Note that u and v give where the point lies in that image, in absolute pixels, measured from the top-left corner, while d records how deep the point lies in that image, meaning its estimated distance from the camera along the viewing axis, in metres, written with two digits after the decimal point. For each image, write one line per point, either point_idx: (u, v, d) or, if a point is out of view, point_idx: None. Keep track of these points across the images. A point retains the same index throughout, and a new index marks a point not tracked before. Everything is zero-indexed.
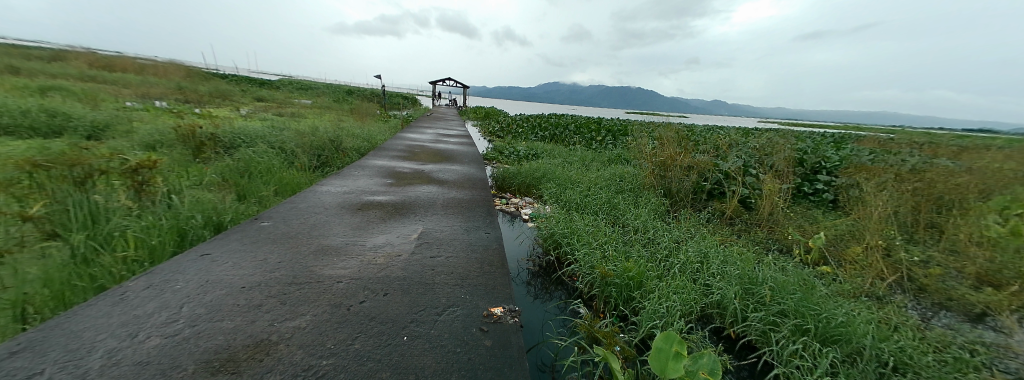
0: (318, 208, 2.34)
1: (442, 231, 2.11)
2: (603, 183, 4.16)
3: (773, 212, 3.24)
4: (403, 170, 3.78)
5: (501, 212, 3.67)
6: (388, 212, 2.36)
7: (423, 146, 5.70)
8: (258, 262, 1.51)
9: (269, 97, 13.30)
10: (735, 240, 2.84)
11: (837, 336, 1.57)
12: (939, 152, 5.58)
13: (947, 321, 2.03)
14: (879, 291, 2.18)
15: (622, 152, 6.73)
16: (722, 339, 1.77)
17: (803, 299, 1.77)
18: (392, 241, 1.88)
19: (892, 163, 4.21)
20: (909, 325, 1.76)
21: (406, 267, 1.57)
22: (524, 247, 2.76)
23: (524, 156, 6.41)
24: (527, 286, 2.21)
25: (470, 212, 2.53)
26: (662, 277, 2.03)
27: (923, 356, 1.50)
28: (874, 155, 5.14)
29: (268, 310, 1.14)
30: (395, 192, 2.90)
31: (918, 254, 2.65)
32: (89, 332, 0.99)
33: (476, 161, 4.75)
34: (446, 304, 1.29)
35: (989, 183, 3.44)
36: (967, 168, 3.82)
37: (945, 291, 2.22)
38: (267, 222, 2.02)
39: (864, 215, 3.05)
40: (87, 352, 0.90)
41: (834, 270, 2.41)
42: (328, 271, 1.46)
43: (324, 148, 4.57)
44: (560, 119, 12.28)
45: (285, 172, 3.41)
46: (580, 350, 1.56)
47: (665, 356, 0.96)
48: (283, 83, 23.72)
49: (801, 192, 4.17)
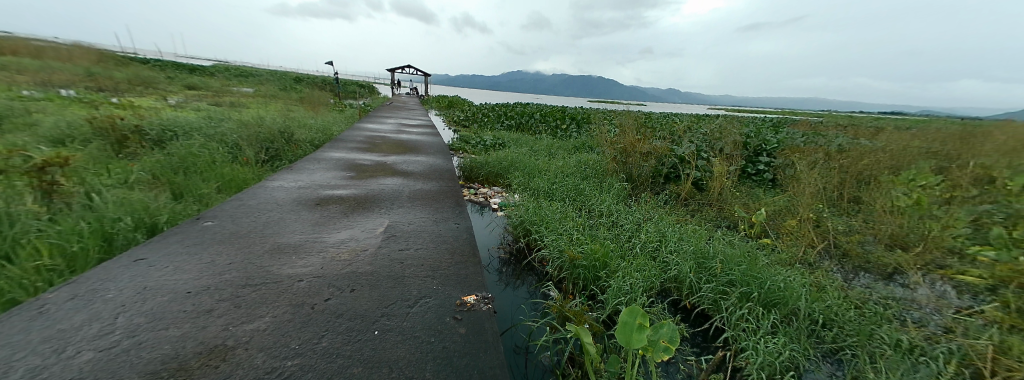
0: (270, 204, 2.18)
1: (409, 223, 2.05)
2: (570, 170, 4.25)
3: (722, 192, 3.53)
4: (363, 163, 3.61)
5: (470, 202, 3.64)
6: (350, 207, 2.26)
7: (384, 137, 5.47)
8: (204, 264, 1.38)
9: (203, 85, 11.89)
10: (690, 219, 3.06)
11: (776, 300, 1.77)
12: (859, 134, 6.31)
13: (865, 280, 2.36)
14: (811, 258, 2.47)
15: (586, 140, 6.88)
16: (679, 310, 1.91)
17: (749, 269, 1.96)
18: (356, 236, 1.81)
19: (822, 144, 4.77)
20: (836, 286, 2.02)
21: (372, 261, 1.52)
22: (494, 236, 2.77)
23: (490, 146, 6.37)
24: (498, 274, 2.23)
25: (438, 203, 2.49)
26: (625, 256, 2.15)
27: (845, 311, 1.74)
28: (806, 137, 5.70)
29: (220, 315, 1.05)
30: (355, 186, 2.76)
31: (843, 224, 3.01)
32: (1, 352, 0.85)
33: (441, 151, 4.65)
34: (418, 295, 1.27)
35: (896, 161, 3.96)
36: (881, 147, 4.35)
37: (863, 255, 2.57)
38: (211, 221, 1.84)
39: (798, 191, 3.40)
40: (2, 373, 0.78)
41: (774, 242, 2.69)
42: (284, 270, 1.37)
43: (272, 140, 4.22)
44: (526, 108, 12.27)
45: (228, 167, 3.11)
46: (552, 329, 1.61)
47: (630, 329, 1.02)
48: (216, 69, 21.24)
49: (746, 173, 4.54)
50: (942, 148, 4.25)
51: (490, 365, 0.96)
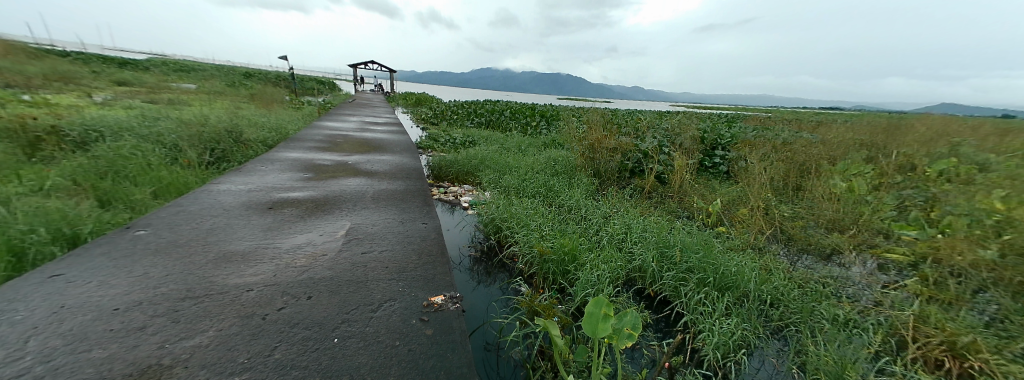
0: (217, 209, 2.02)
1: (373, 225, 1.98)
2: (540, 167, 4.30)
3: (682, 184, 3.73)
4: (323, 163, 3.44)
5: (439, 201, 3.58)
6: (309, 210, 2.15)
7: (346, 136, 5.24)
8: (136, 278, 1.25)
9: (137, 81, 10.75)
10: (653, 211, 3.20)
11: (729, 283, 1.90)
12: (801, 128, 6.89)
13: (807, 261, 2.59)
14: (761, 243, 2.68)
15: (556, 136, 6.98)
16: (644, 298, 2.00)
17: (705, 256, 2.09)
18: (315, 240, 1.72)
19: (770, 138, 5.16)
20: (782, 268, 2.20)
21: (332, 266, 1.46)
22: (465, 234, 2.75)
23: (460, 144, 6.29)
24: (469, 272, 2.22)
25: (405, 203, 2.43)
26: (593, 249, 2.21)
27: (790, 291, 1.90)
28: (756, 132, 6.15)
29: (156, 332, 0.96)
30: (315, 187, 2.63)
31: (787, 210, 3.28)
32: None
33: (408, 149, 4.53)
34: (382, 299, 1.24)
35: (832, 152, 4.37)
36: (819, 140, 4.77)
37: (805, 239, 2.82)
38: (145, 230, 1.67)
39: (749, 182, 3.67)
40: None
41: (728, 230, 2.89)
42: (231, 280, 1.28)
43: (219, 140, 3.91)
44: (497, 106, 12.24)
45: (167, 171, 2.85)
46: (522, 324, 1.62)
47: (596, 319, 1.05)
48: (153, 64, 19.29)
49: (703, 166, 4.82)
50: (870, 140, 4.75)
51: (457, 365, 0.96)
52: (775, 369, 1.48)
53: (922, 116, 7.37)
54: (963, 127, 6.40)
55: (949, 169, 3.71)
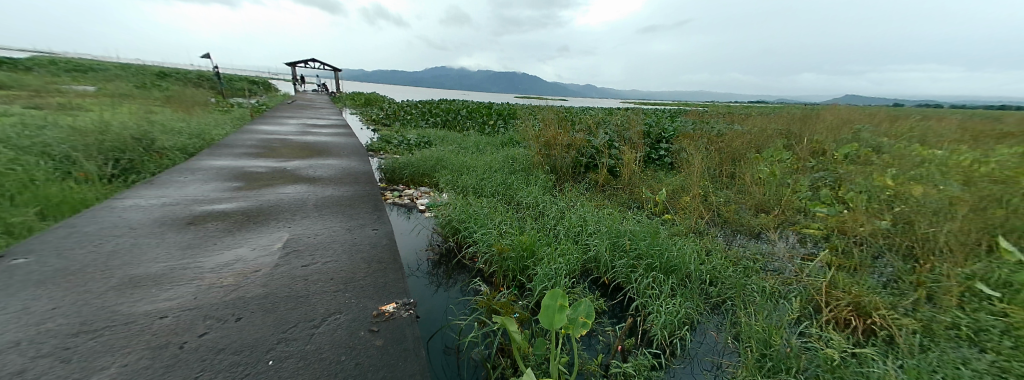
0: (122, 229, 1.76)
1: (316, 235, 1.86)
2: (498, 166, 4.31)
3: (631, 177, 3.94)
4: (257, 171, 3.15)
5: (394, 205, 3.45)
6: (241, 223, 1.96)
7: (285, 140, 4.84)
8: (8, 315, 1.05)
9: (13, 83, 9.00)
10: (606, 204, 3.35)
11: (674, 266, 2.05)
12: (733, 121, 7.61)
13: (739, 241, 2.87)
14: (701, 227, 2.92)
15: (513, 135, 7.04)
16: (599, 287, 2.10)
17: (652, 243, 2.23)
18: (247, 256, 1.57)
19: (706, 130, 5.63)
20: (719, 249, 2.42)
21: (267, 282, 1.34)
22: (421, 238, 2.68)
23: (415, 145, 6.10)
24: (427, 276, 2.17)
25: (352, 210, 2.31)
26: (550, 243, 2.26)
27: (726, 269, 2.09)
28: (694, 125, 6.68)
29: (36, 375, 0.82)
30: (247, 198, 2.40)
31: (723, 195, 3.61)
32: None
33: (357, 152, 4.30)
34: (326, 313, 1.17)
35: (757, 142, 4.88)
36: (747, 131, 5.30)
37: (737, 220, 3.12)
38: (23, 258, 1.41)
39: (690, 172, 3.98)
40: None
41: (673, 217, 3.11)
42: (140, 308, 1.12)
43: (125, 149, 3.41)
44: (453, 105, 12.05)
45: (54, 187, 2.43)
46: (481, 324, 1.62)
47: (552, 311, 1.08)
48: (38, 63, 16.31)
49: (650, 158, 5.14)
50: (787, 130, 5.38)
51: (409, 373, 0.94)
52: (716, 342, 1.63)
53: (830, 107, 8.48)
54: (859, 116, 7.49)
55: (851, 153, 4.36)
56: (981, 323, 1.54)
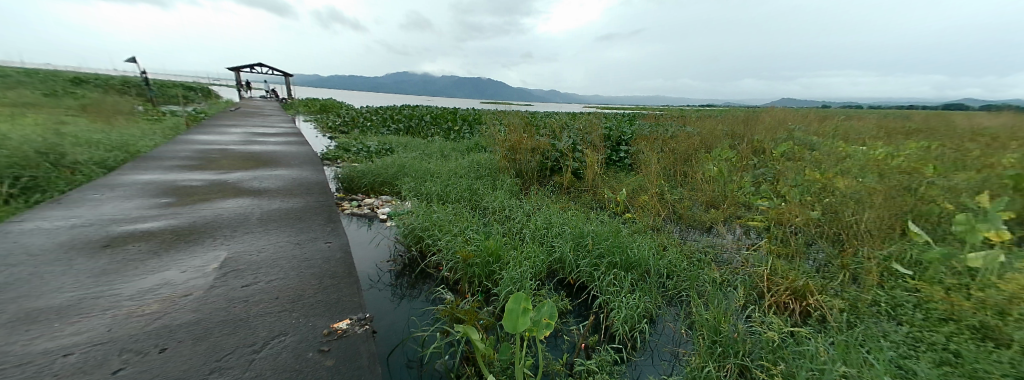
0: (18, 257, 1.53)
1: (260, 252, 1.73)
2: (463, 171, 4.28)
3: (594, 178, 4.08)
4: (192, 185, 2.88)
5: (352, 216, 3.30)
6: (170, 243, 1.78)
7: (227, 150, 4.48)
8: None
9: None
10: (571, 205, 3.43)
11: (633, 263, 2.14)
12: (685, 123, 8.13)
13: (692, 235, 3.06)
14: (659, 224, 3.08)
15: (479, 140, 7.03)
16: (564, 287, 2.14)
17: (613, 241, 2.31)
18: (176, 279, 1.42)
19: (660, 132, 5.97)
20: (675, 244, 2.56)
21: (198, 308, 1.22)
22: (382, 248, 2.58)
23: (376, 153, 5.90)
24: (390, 288, 2.09)
25: (303, 223, 2.18)
26: (517, 247, 2.28)
27: (681, 263, 2.22)
28: (650, 127, 7.06)
29: None
30: (180, 215, 2.18)
31: (677, 193, 3.83)
32: None
33: (310, 162, 4.07)
34: (270, 335, 1.09)
35: (705, 143, 5.25)
36: (697, 133, 5.69)
37: (691, 216, 3.32)
38: None
39: (648, 172, 4.18)
40: None
41: (633, 216, 3.25)
42: (36, 346, 0.97)
43: (26, 166, 2.97)
44: (417, 111, 11.83)
45: None
46: (445, 333, 1.60)
47: (515, 315, 1.08)
48: None
49: (611, 160, 5.35)
50: (732, 131, 5.83)
51: None
52: (674, 331, 1.73)
53: (767, 109, 9.34)
54: (792, 117, 8.32)
55: (786, 151, 4.83)
56: (898, 299, 1.75)
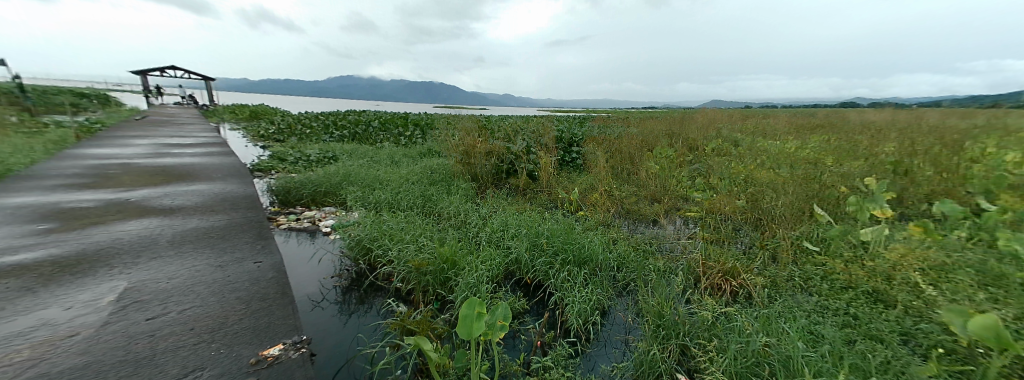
0: None
1: (172, 278, 1.52)
2: (415, 178, 4.15)
3: (548, 179, 4.18)
4: (81, 206, 2.44)
5: (291, 231, 3.04)
6: (50, 276, 1.49)
7: (130, 165, 3.87)
8: None
9: None
10: (527, 207, 3.48)
11: (584, 258, 2.23)
12: (630, 124, 8.67)
13: (639, 228, 3.26)
14: (609, 219, 3.24)
15: (432, 145, 6.88)
16: (521, 287, 2.17)
17: (565, 239, 2.39)
18: (56, 318, 1.19)
19: (607, 133, 6.30)
20: (623, 238, 2.71)
21: (87, 349, 1.04)
22: (325, 264, 2.41)
23: (317, 162, 5.50)
24: (335, 306, 1.96)
25: (228, 242, 1.96)
26: (472, 251, 2.26)
27: (629, 255, 2.35)
28: (598, 129, 7.41)
29: None
30: (64, 243, 1.84)
31: (624, 189, 4.05)
32: None
33: (238, 174, 3.68)
34: (184, 371, 0.97)
35: (647, 142, 5.64)
36: (639, 133, 6.09)
37: (638, 210, 3.54)
38: None
39: (598, 171, 4.38)
40: None
41: (586, 213, 3.38)
42: None
43: None
44: (366, 116, 11.28)
45: None
46: (395, 347, 1.54)
47: (470, 320, 1.06)
48: None
49: (564, 161, 5.52)
50: (671, 130, 6.34)
51: None
52: (623, 320, 1.83)
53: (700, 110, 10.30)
54: (721, 116, 9.27)
55: (716, 147, 5.36)
56: (808, 273, 2.02)
